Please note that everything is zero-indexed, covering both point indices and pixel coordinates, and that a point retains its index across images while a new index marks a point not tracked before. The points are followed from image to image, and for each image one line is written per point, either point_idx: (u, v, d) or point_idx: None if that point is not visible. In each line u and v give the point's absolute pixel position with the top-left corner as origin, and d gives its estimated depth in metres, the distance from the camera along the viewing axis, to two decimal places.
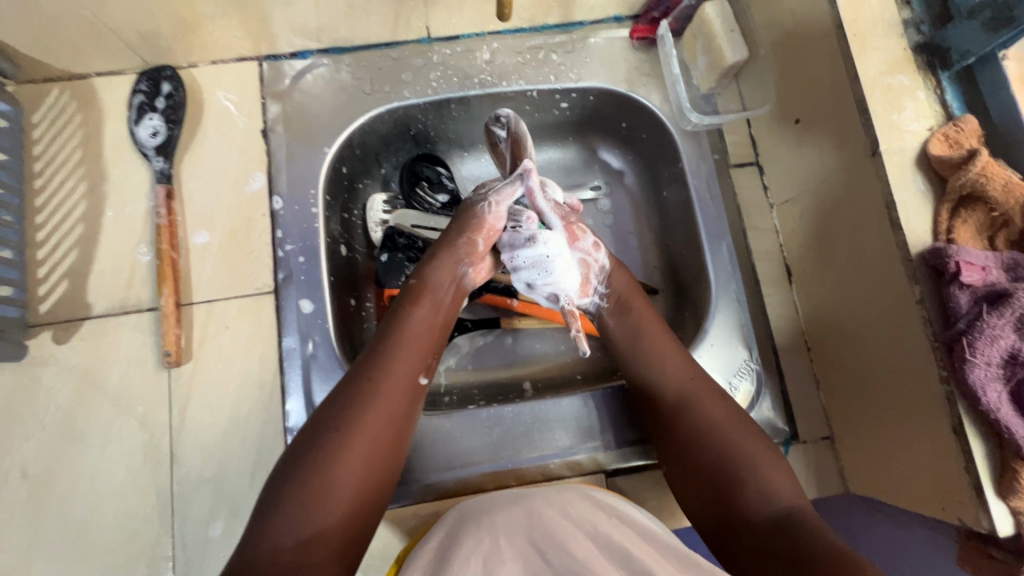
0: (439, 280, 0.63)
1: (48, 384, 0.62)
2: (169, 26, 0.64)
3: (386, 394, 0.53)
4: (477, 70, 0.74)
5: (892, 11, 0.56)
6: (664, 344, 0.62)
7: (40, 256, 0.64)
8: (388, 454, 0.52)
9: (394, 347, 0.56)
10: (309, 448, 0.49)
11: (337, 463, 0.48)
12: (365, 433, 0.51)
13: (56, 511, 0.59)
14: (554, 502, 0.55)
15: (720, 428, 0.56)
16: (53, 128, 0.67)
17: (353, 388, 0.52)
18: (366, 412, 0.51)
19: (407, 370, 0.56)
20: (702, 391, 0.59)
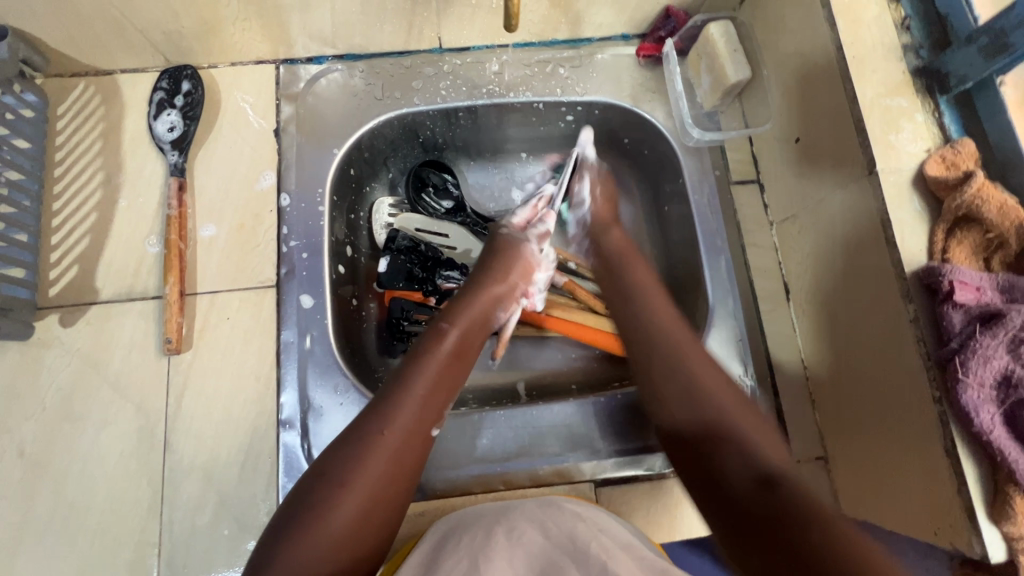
0: (467, 324, 0.63)
1: (50, 365, 0.63)
2: (192, 28, 0.66)
3: (396, 445, 0.51)
4: (486, 80, 0.76)
5: (891, 36, 0.58)
6: (672, 326, 0.61)
7: (54, 241, 0.67)
8: (388, 507, 0.50)
9: (411, 390, 0.55)
10: (312, 497, 0.48)
11: (341, 511, 0.47)
12: (376, 483, 0.49)
13: (48, 491, 0.60)
14: (538, 520, 0.55)
15: (712, 398, 0.54)
16: (77, 119, 0.70)
17: (360, 430, 0.51)
18: (374, 457, 0.50)
19: (424, 420, 0.54)
20: (701, 368, 0.56)
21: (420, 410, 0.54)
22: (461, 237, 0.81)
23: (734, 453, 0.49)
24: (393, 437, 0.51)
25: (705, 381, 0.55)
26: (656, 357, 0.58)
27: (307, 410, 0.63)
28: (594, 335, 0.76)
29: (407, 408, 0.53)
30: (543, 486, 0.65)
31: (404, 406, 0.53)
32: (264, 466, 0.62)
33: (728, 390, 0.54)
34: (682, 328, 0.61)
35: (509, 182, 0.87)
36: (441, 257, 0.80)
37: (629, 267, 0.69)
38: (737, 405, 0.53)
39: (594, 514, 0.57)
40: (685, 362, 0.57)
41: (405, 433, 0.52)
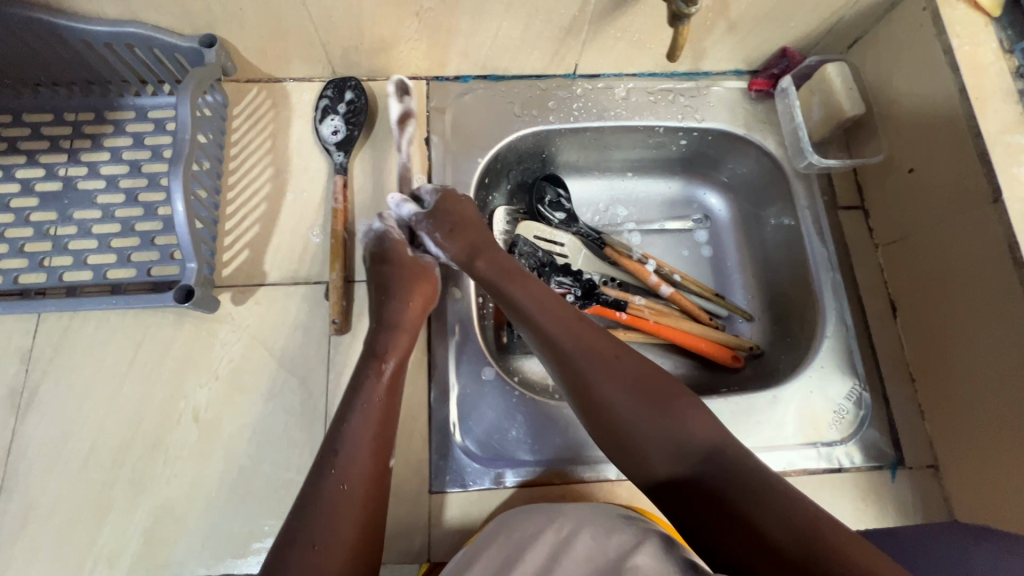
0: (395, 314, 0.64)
1: (223, 338, 0.69)
2: (368, 44, 0.75)
3: (354, 481, 0.52)
4: (614, 104, 0.83)
5: (1009, 82, 0.65)
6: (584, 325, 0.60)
7: (229, 226, 0.73)
8: (368, 529, 0.51)
9: (361, 420, 0.56)
10: (305, 524, 0.49)
11: (336, 544, 0.48)
12: (360, 525, 0.50)
13: (219, 454, 0.65)
14: (589, 521, 0.54)
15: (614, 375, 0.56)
16: (251, 120, 0.78)
17: (326, 464, 0.52)
18: (340, 503, 0.50)
19: (367, 458, 0.54)
20: (587, 361, 0.57)
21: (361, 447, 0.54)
22: (575, 247, 0.88)
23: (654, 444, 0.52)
24: (356, 468, 0.53)
25: (613, 394, 0.55)
26: (582, 370, 0.57)
27: (458, 391, 0.69)
28: (697, 341, 0.83)
29: (348, 441, 0.54)
30: None
31: (351, 447, 0.54)
32: (418, 443, 0.67)
33: (647, 381, 0.55)
34: (592, 330, 0.60)
35: (613, 199, 0.94)
36: (557, 264, 0.86)
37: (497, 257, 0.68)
38: (632, 406, 0.54)
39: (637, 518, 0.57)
40: (604, 371, 0.56)
41: (359, 459, 0.53)
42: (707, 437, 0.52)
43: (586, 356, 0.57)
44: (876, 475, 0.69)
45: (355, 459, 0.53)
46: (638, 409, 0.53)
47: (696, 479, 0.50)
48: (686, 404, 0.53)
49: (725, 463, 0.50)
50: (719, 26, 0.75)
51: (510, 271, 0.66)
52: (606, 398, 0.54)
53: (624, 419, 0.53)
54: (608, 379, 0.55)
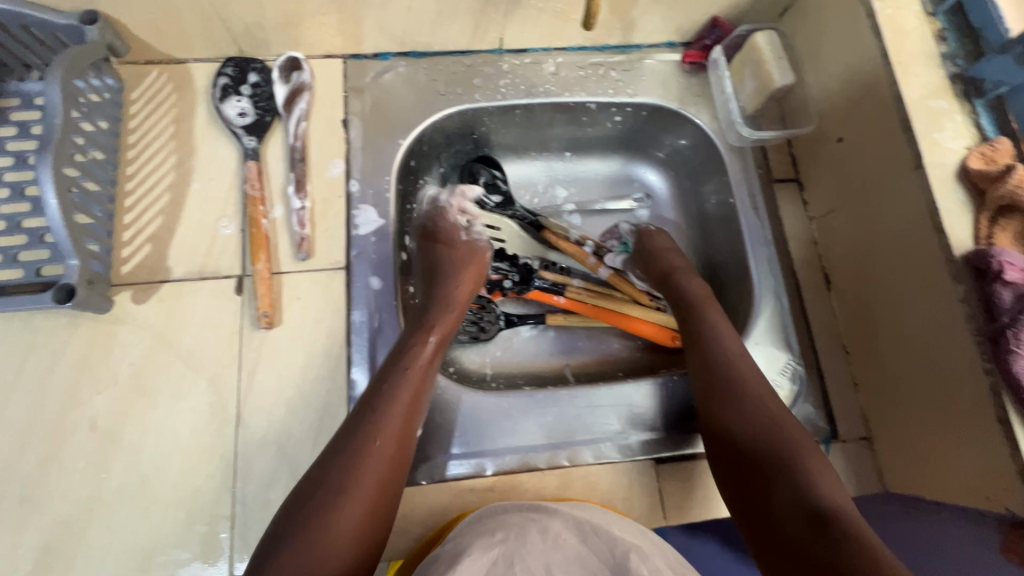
0: (457, 296, 0.70)
1: (124, 341, 0.64)
2: (273, 19, 0.69)
3: (382, 449, 0.54)
4: (543, 80, 0.80)
5: (930, 45, 0.63)
6: (730, 337, 0.66)
7: (128, 220, 0.68)
8: (379, 516, 0.52)
9: (393, 389, 0.58)
10: (314, 497, 0.50)
11: (337, 520, 0.49)
12: (374, 486, 0.52)
13: (121, 464, 0.60)
14: (577, 524, 0.55)
15: (766, 401, 0.60)
16: (150, 105, 0.72)
17: (354, 439, 0.54)
18: (365, 463, 0.52)
19: (398, 422, 0.56)
20: (734, 370, 0.63)
21: (396, 413, 0.57)
22: (511, 233, 0.88)
23: (787, 491, 0.52)
24: (380, 445, 0.54)
25: (755, 429, 0.58)
26: (731, 387, 0.62)
27: None
28: (641, 325, 0.81)
29: (386, 401, 0.57)
30: (607, 464, 0.67)
31: (382, 421, 0.55)
32: None
33: (779, 409, 0.59)
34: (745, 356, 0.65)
35: (552, 179, 0.91)
36: (492, 249, 0.85)
37: (687, 289, 0.73)
38: (791, 442, 0.56)
39: (610, 518, 0.58)
40: (755, 402, 0.60)
41: (385, 434, 0.55)
42: (834, 481, 0.52)
43: (726, 390, 0.62)
44: None
45: (386, 436, 0.55)
46: (795, 448, 0.55)
47: (785, 522, 0.50)
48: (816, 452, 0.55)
49: (809, 499, 0.50)
50: None
51: (702, 299, 0.71)
52: (777, 442, 0.56)
53: (786, 437, 0.56)
54: (777, 419, 0.58)
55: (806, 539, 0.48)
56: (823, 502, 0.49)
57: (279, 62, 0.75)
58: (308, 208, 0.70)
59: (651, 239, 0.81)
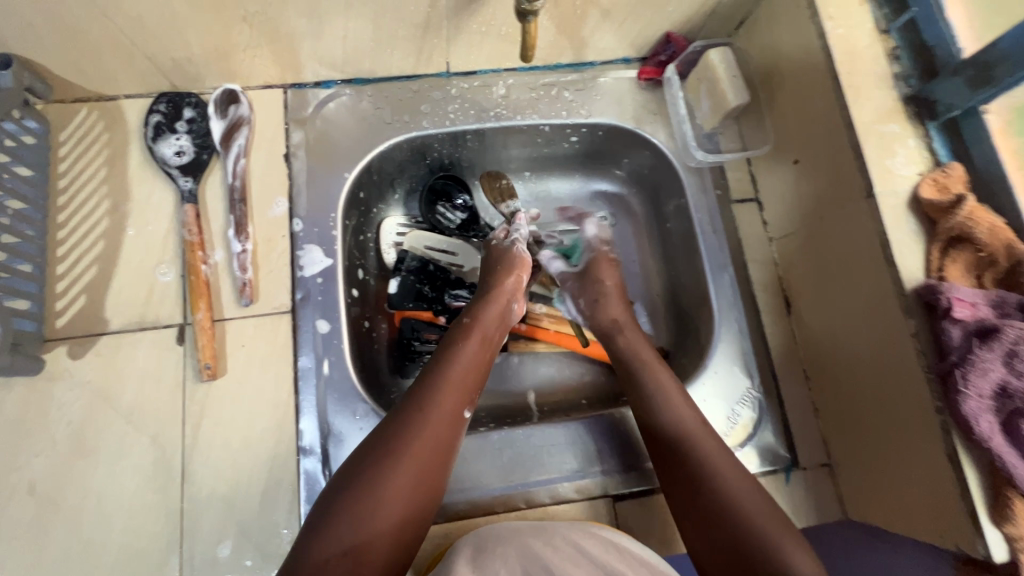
0: (488, 316, 0.67)
1: (60, 399, 0.62)
2: (202, 54, 0.66)
3: (436, 422, 0.55)
4: (493, 103, 0.77)
5: (882, 66, 0.61)
6: (676, 395, 0.62)
7: (60, 271, 0.65)
8: (437, 486, 0.53)
9: (450, 379, 0.59)
10: (365, 467, 0.51)
11: (388, 488, 0.50)
12: (421, 454, 0.52)
13: (62, 528, 0.59)
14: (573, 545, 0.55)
15: (722, 470, 0.55)
16: (80, 146, 0.69)
17: (405, 418, 0.54)
18: (419, 430, 0.54)
19: (453, 401, 0.57)
20: (697, 443, 0.58)
21: (450, 394, 0.58)
22: (469, 256, 0.83)
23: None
24: (432, 422, 0.55)
25: (722, 510, 0.52)
26: (688, 462, 0.57)
27: (328, 436, 0.64)
28: (602, 350, 0.79)
29: (441, 376, 0.59)
30: (563, 504, 0.65)
31: (432, 403, 0.56)
32: (285, 494, 0.62)
33: (744, 478, 0.54)
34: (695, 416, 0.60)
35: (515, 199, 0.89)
36: (450, 277, 0.81)
37: (624, 347, 0.69)
38: (758, 516, 0.51)
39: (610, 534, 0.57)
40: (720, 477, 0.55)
41: (442, 416, 0.55)
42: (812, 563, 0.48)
43: (681, 449, 0.58)
44: (772, 479, 0.67)
45: (441, 422, 0.55)
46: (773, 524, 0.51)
47: None
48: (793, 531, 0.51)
49: None
50: (593, 14, 0.69)
51: (648, 362, 0.67)
52: (745, 513, 0.52)
53: (755, 514, 0.51)
54: (745, 489, 0.53)
55: None
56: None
57: (218, 93, 0.72)
58: (248, 250, 0.68)
59: (601, 281, 0.76)
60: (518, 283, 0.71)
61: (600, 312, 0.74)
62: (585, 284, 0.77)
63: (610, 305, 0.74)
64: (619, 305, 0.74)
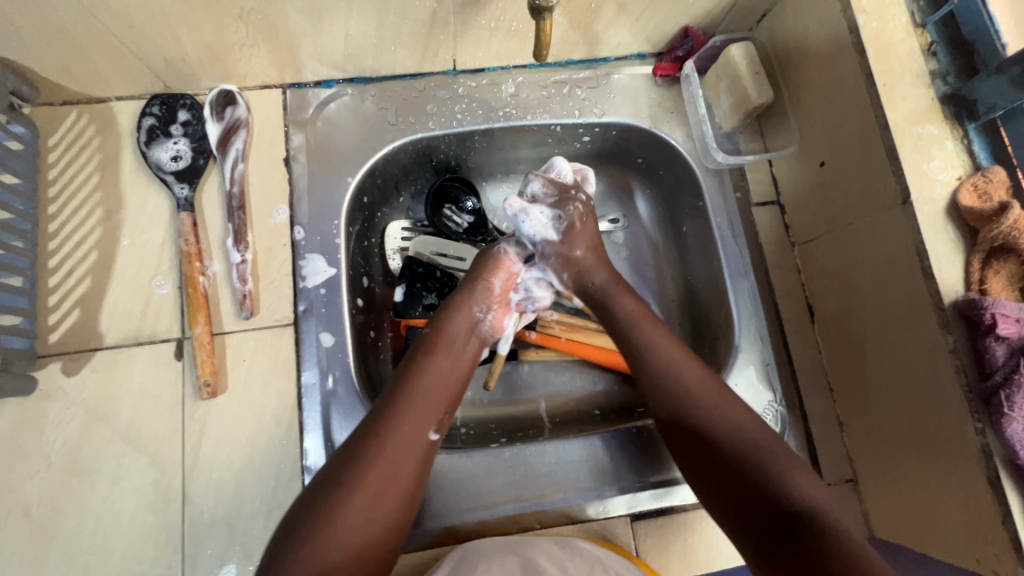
0: (455, 330, 0.62)
1: (55, 418, 0.59)
2: (196, 54, 0.62)
3: (393, 453, 0.51)
4: (502, 103, 0.74)
5: (919, 62, 0.58)
6: (666, 341, 0.60)
7: (52, 284, 0.62)
8: (398, 514, 0.50)
9: (410, 401, 0.55)
10: (318, 503, 0.48)
11: (339, 525, 0.46)
12: (376, 484, 0.49)
13: (59, 553, 0.56)
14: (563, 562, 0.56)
15: (709, 406, 0.55)
16: (70, 151, 0.66)
17: (358, 447, 0.51)
18: (374, 459, 0.50)
19: (414, 426, 0.53)
20: (692, 391, 0.57)
21: (411, 417, 0.54)
22: None
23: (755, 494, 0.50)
24: (389, 449, 0.51)
25: (715, 437, 0.53)
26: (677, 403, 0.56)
27: (333, 455, 0.61)
28: (616, 359, 0.76)
29: (401, 403, 0.54)
30: (577, 522, 0.64)
31: (390, 429, 0.52)
32: None
33: (743, 417, 0.54)
34: (691, 363, 0.59)
35: None
36: (458, 283, 0.78)
37: (616, 306, 0.64)
38: (752, 442, 0.52)
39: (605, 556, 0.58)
40: (709, 415, 0.55)
41: (399, 442, 0.52)
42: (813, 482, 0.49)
43: (682, 405, 0.56)
44: None
45: (398, 448, 0.52)
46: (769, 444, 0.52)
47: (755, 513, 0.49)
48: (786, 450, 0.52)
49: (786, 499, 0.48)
50: (608, 8, 0.66)
51: (633, 316, 0.62)
52: (746, 441, 0.53)
53: (743, 438, 0.53)
54: (737, 419, 0.54)
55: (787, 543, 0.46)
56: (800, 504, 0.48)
57: (213, 93, 0.69)
58: (248, 261, 0.65)
59: (572, 250, 0.67)
60: (504, 279, 0.66)
61: (581, 277, 0.67)
62: (567, 246, 0.66)
63: (592, 268, 0.67)
64: (601, 267, 0.67)
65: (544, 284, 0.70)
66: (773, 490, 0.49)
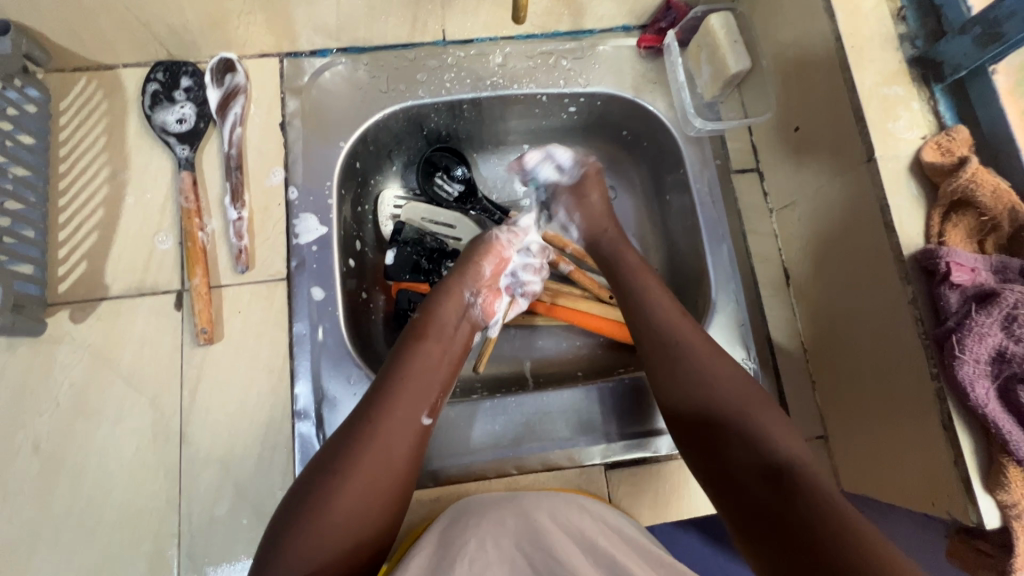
0: (445, 315, 0.65)
1: (63, 361, 0.63)
2: (197, 21, 0.66)
3: (387, 433, 0.54)
4: (490, 73, 0.76)
5: (888, 26, 0.59)
6: (659, 298, 0.64)
7: (61, 237, 0.66)
8: (395, 496, 0.53)
9: (402, 386, 0.57)
10: (314, 488, 0.50)
11: (336, 509, 0.49)
12: (372, 468, 0.52)
13: (65, 485, 0.61)
14: (559, 510, 0.58)
15: (702, 359, 0.58)
16: (79, 114, 0.70)
17: (353, 432, 0.53)
18: (367, 441, 0.53)
19: (408, 410, 0.56)
20: (687, 350, 0.59)
21: (405, 400, 0.56)
22: (468, 230, 0.81)
23: (744, 455, 0.51)
24: (382, 434, 0.53)
25: (713, 389, 0.56)
26: (674, 354, 0.59)
27: (321, 400, 0.64)
28: (601, 323, 0.77)
29: (393, 387, 0.57)
30: (554, 470, 0.66)
31: (382, 417, 0.54)
32: (281, 456, 0.63)
33: (733, 382, 0.56)
34: (684, 321, 0.62)
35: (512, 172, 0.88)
36: (448, 249, 0.80)
37: (623, 261, 0.69)
38: (741, 400, 0.55)
39: (599, 507, 0.60)
40: (699, 380, 0.57)
41: (394, 427, 0.54)
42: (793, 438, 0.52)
43: (678, 358, 0.59)
44: None
45: (392, 429, 0.54)
46: (760, 409, 0.54)
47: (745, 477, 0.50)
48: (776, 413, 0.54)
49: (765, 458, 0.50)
50: None
51: (636, 270, 0.68)
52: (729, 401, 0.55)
53: (727, 400, 0.55)
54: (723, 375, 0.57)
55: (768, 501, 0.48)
56: (781, 457, 0.50)
57: (212, 62, 0.72)
58: (244, 218, 0.68)
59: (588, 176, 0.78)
60: (494, 264, 0.71)
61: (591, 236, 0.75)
62: (579, 196, 0.77)
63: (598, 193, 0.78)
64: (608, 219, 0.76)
65: (532, 268, 0.76)
66: (760, 446, 0.51)
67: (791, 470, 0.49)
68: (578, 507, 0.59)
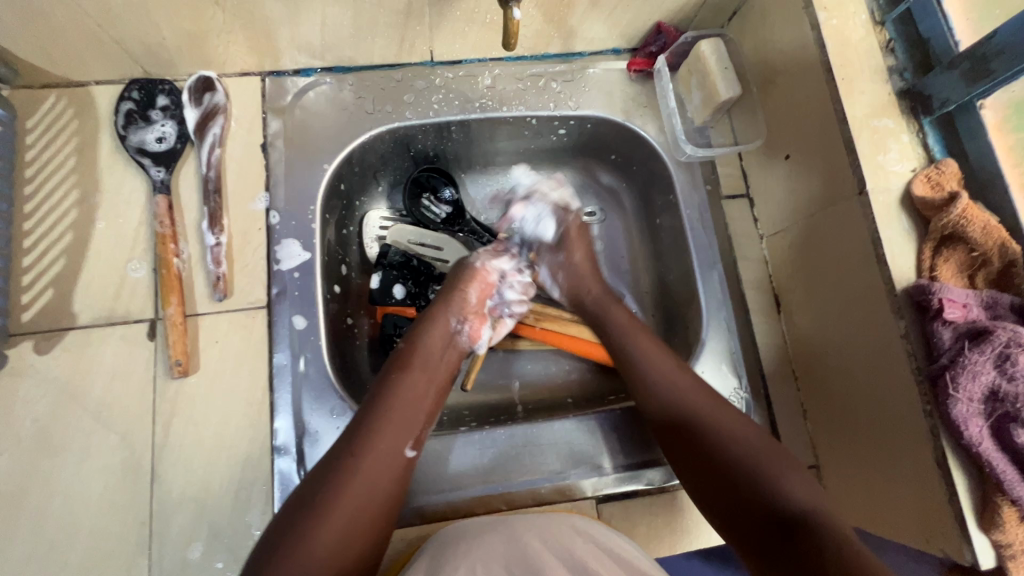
0: (428, 344, 0.62)
1: (25, 396, 0.60)
2: (173, 39, 0.63)
3: (370, 467, 0.51)
4: (478, 94, 0.75)
5: (877, 58, 0.60)
6: (653, 351, 0.64)
7: (26, 263, 0.63)
8: (377, 531, 0.50)
9: (385, 419, 0.55)
10: (292, 522, 0.47)
11: (316, 539, 0.46)
12: (351, 507, 0.49)
13: (25, 529, 0.57)
14: (546, 529, 0.55)
15: (696, 406, 0.59)
16: (47, 133, 0.66)
17: (335, 465, 0.51)
18: (346, 480, 0.50)
19: (391, 445, 0.53)
20: (708, 406, 0.59)
21: (389, 432, 0.54)
22: (455, 250, 0.78)
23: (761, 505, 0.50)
24: (366, 463, 0.51)
25: (714, 442, 0.56)
26: (673, 404, 0.59)
27: (302, 435, 0.62)
28: (590, 348, 0.73)
29: (377, 423, 0.54)
30: (545, 504, 0.64)
31: (370, 443, 0.53)
32: (259, 493, 0.60)
33: (743, 429, 0.56)
34: (684, 376, 0.61)
35: (501, 194, 0.86)
36: (435, 272, 0.79)
37: (610, 318, 0.70)
38: (753, 449, 0.54)
39: (590, 526, 0.57)
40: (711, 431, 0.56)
41: (375, 462, 0.52)
42: (806, 483, 0.51)
43: (683, 414, 0.58)
44: None
45: (374, 466, 0.52)
46: (769, 456, 0.53)
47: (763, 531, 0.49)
48: (786, 459, 0.54)
49: (777, 505, 0.50)
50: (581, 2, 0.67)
51: (624, 326, 0.68)
52: (734, 444, 0.55)
53: (738, 443, 0.55)
54: (734, 425, 0.56)
55: (790, 550, 0.46)
56: (798, 506, 0.49)
57: (189, 81, 0.70)
58: (223, 244, 0.66)
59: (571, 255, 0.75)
60: (479, 289, 0.69)
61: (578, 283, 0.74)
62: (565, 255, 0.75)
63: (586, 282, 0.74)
64: (597, 281, 0.74)
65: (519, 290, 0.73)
66: (769, 496, 0.50)
67: (801, 518, 0.48)
68: (579, 531, 0.55)
